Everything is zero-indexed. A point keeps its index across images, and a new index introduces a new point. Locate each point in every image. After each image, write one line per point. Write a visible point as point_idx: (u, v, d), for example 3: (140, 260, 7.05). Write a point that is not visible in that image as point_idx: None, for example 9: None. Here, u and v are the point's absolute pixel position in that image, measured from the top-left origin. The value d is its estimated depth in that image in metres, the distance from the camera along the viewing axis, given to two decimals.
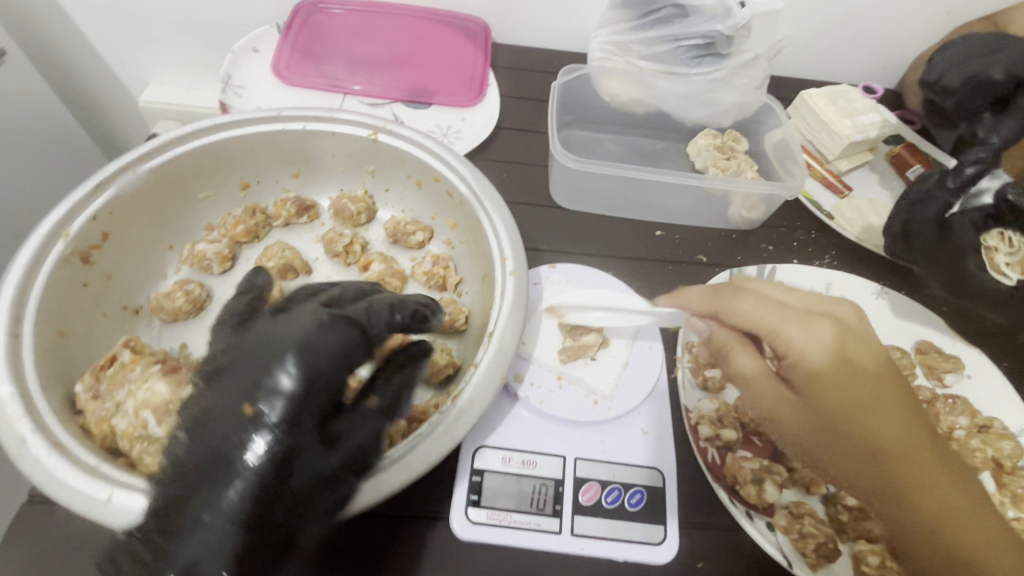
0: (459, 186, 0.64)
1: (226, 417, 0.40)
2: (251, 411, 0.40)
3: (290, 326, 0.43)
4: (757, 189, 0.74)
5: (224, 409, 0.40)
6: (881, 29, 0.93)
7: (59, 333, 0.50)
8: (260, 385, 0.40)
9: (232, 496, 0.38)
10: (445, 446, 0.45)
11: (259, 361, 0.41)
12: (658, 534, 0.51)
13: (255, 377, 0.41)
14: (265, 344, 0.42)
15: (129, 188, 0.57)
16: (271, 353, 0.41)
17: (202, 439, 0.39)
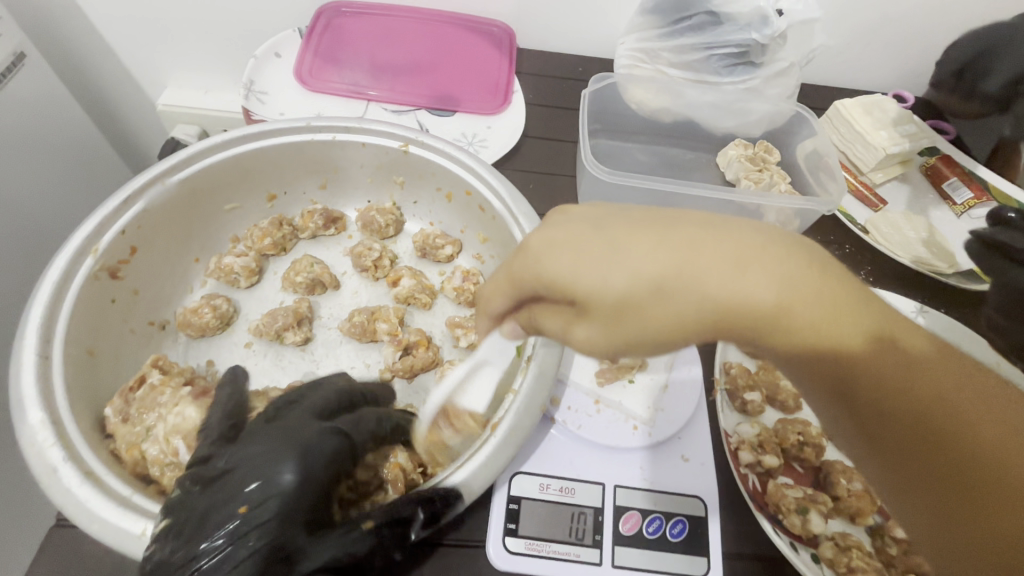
0: (492, 201, 0.62)
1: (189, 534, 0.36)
2: (258, 506, 0.37)
3: (296, 425, 0.43)
4: (793, 204, 0.72)
5: (224, 510, 0.37)
6: (917, 37, 0.91)
7: (87, 353, 0.49)
8: (237, 490, 0.38)
9: None
10: (484, 479, 0.44)
11: (257, 459, 0.40)
12: (702, 567, 0.49)
13: (253, 473, 0.39)
14: (267, 437, 0.42)
15: (158, 201, 0.56)
16: (252, 457, 0.40)
17: (206, 535, 0.36)
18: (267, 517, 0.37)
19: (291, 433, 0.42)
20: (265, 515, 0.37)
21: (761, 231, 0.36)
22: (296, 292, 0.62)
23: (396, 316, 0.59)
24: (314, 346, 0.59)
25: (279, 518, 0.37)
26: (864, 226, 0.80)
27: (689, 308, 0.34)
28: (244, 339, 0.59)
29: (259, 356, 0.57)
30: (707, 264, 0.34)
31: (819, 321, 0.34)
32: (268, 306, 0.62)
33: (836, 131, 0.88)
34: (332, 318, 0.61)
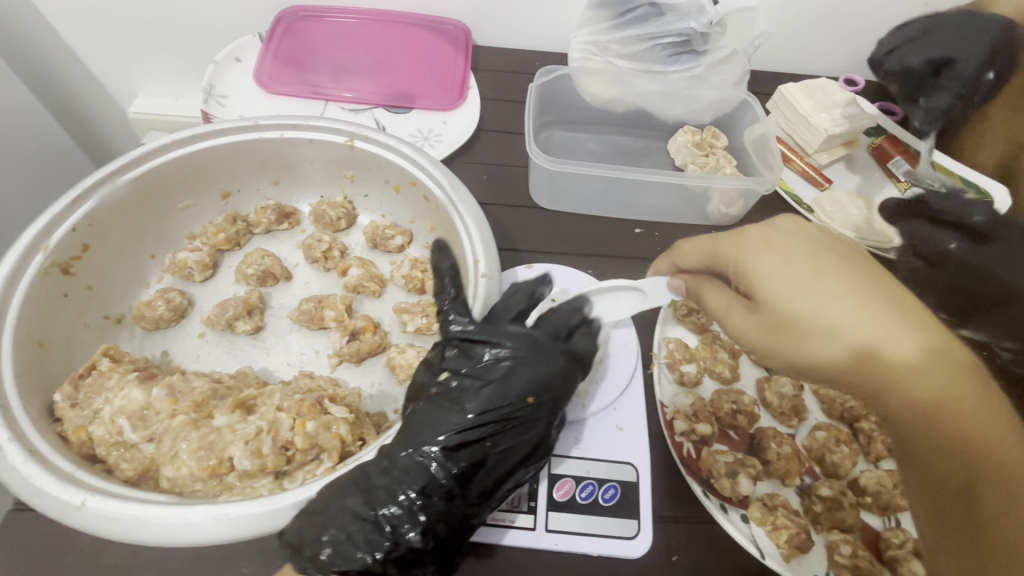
0: (434, 190, 0.64)
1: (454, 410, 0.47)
2: (493, 431, 0.47)
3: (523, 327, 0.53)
4: (734, 184, 0.74)
5: (469, 428, 0.46)
6: (864, 21, 0.93)
7: (39, 343, 0.51)
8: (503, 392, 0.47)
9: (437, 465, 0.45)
10: None
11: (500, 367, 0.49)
12: (631, 529, 0.52)
13: (485, 394, 0.48)
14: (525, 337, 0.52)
15: (108, 200, 0.58)
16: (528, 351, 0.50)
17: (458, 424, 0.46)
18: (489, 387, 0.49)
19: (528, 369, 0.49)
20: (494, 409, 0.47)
21: (877, 301, 0.43)
22: (249, 284, 0.64)
23: (343, 303, 0.62)
24: (265, 335, 0.61)
25: (477, 447, 0.46)
26: (809, 205, 0.83)
27: (859, 333, 0.42)
28: (197, 330, 0.61)
29: (213, 345, 0.60)
30: (797, 288, 0.45)
31: (898, 336, 0.42)
32: (221, 297, 0.64)
33: (782, 115, 0.90)
34: (283, 308, 0.64)
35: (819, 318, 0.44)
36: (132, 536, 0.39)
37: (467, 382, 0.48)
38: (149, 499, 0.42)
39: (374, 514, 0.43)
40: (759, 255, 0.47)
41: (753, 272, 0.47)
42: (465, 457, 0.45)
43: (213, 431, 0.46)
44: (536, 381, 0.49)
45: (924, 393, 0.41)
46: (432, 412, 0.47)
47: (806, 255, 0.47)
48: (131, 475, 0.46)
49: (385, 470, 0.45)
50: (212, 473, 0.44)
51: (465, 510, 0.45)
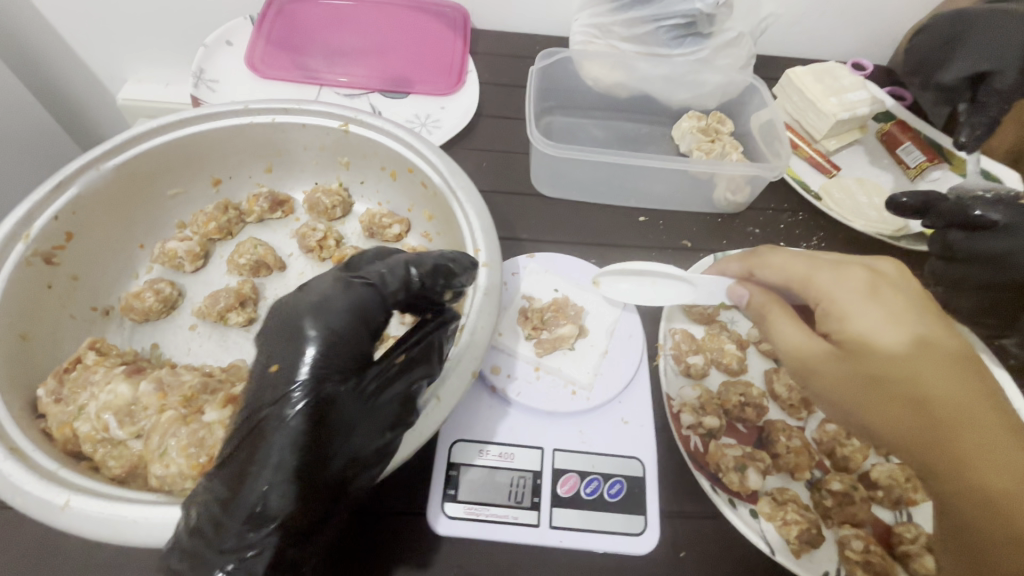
0: (432, 176, 0.62)
1: (265, 409, 0.39)
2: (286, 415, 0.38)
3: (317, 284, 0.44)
4: (742, 171, 0.72)
5: (258, 423, 0.38)
6: (874, 3, 0.90)
7: (21, 337, 0.49)
8: (279, 378, 0.40)
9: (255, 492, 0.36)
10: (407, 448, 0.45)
11: (278, 342, 0.41)
12: (637, 525, 0.50)
13: (285, 378, 0.40)
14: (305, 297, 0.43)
15: (92, 187, 0.56)
16: (308, 307, 0.43)
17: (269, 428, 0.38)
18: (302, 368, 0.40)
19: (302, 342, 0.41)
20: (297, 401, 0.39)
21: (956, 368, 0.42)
22: (241, 274, 0.62)
23: None
24: (259, 327, 0.59)
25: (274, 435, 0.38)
26: (817, 192, 0.81)
27: (935, 389, 0.41)
28: (189, 322, 0.59)
29: (204, 338, 0.58)
30: (882, 329, 0.43)
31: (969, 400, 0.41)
32: (213, 288, 0.62)
33: (789, 100, 0.87)
34: (277, 299, 0.62)
35: (895, 363, 0.42)
36: (118, 538, 0.38)
37: (275, 374, 0.40)
38: (137, 498, 0.40)
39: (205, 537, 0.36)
40: (829, 277, 0.47)
41: (824, 294, 0.47)
42: (282, 441, 0.37)
43: (203, 427, 0.43)
44: (323, 339, 0.41)
45: (982, 458, 0.39)
46: (232, 424, 0.40)
47: (902, 301, 0.45)
48: (118, 473, 0.44)
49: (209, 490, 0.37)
50: (203, 471, 0.42)
51: (296, 513, 0.37)
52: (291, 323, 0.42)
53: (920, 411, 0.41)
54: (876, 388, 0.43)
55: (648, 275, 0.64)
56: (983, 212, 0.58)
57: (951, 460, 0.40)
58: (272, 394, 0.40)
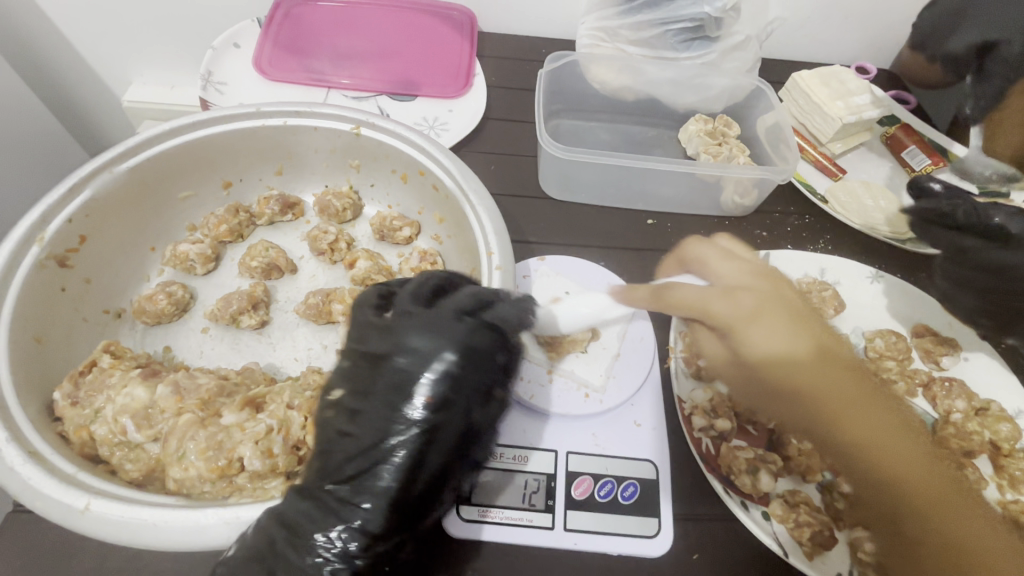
0: (443, 179, 0.62)
1: (376, 425, 0.40)
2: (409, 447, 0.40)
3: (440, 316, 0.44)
4: (750, 174, 0.72)
5: (378, 447, 0.40)
6: (879, 7, 0.91)
7: (36, 340, 0.49)
8: (399, 400, 0.41)
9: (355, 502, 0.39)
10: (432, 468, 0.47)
11: (402, 363, 0.42)
12: (651, 527, 0.50)
13: (397, 402, 0.41)
14: (432, 325, 0.43)
15: (105, 190, 0.56)
16: (426, 338, 0.43)
17: (377, 443, 0.40)
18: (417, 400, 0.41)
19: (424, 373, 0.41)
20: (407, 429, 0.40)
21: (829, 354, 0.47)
22: (253, 277, 0.62)
23: (351, 297, 0.60)
24: (271, 330, 0.59)
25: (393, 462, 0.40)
26: (824, 195, 0.81)
27: (819, 375, 0.46)
28: (201, 324, 0.59)
29: (216, 341, 0.58)
30: (772, 333, 0.47)
31: (839, 376, 0.46)
32: (225, 291, 0.62)
33: (795, 103, 0.88)
34: (289, 302, 0.62)
35: (783, 358, 0.47)
36: (138, 541, 0.38)
37: (386, 391, 0.41)
38: (156, 502, 0.40)
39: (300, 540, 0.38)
40: (721, 306, 0.49)
41: (723, 322, 0.49)
42: (392, 466, 0.39)
43: (221, 430, 0.44)
44: (448, 376, 0.42)
45: (882, 456, 0.44)
46: (342, 439, 0.41)
47: (778, 299, 0.49)
48: (136, 476, 0.44)
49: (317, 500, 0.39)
50: (222, 474, 0.42)
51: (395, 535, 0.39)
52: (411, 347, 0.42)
53: (809, 399, 0.46)
54: (775, 382, 0.47)
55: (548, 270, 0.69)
56: (998, 219, 0.59)
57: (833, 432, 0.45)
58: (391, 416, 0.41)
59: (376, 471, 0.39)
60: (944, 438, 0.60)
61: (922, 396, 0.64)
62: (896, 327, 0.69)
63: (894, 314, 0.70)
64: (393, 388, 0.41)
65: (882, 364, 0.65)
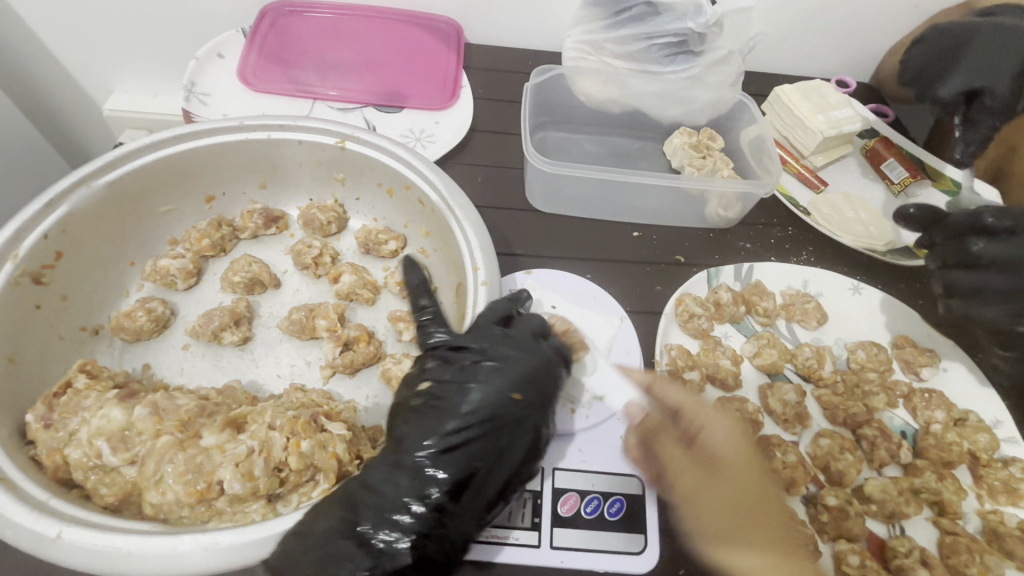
0: (430, 194, 0.62)
1: (439, 422, 0.45)
2: (489, 442, 0.45)
3: (518, 336, 0.51)
4: (734, 188, 0.73)
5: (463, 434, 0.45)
6: (858, 23, 0.93)
7: (8, 360, 0.48)
8: (470, 400, 0.46)
9: (418, 484, 0.42)
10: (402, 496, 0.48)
11: (488, 368, 0.48)
12: (638, 544, 0.50)
13: (467, 406, 0.46)
14: (512, 341, 0.50)
15: (84, 205, 0.55)
16: (509, 349, 0.49)
17: (446, 434, 0.44)
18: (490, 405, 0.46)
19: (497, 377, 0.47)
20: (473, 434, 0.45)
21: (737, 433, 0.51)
22: (235, 292, 0.61)
23: (335, 312, 0.59)
24: (254, 346, 0.59)
25: (473, 447, 0.44)
26: (806, 207, 0.82)
27: (735, 503, 0.47)
28: (181, 341, 0.58)
29: (197, 358, 0.57)
30: (695, 402, 0.52)
31: (752, 489, 0.48)
32: (206, 306, 0.61)
33: (777, 116, 0.89)
34: (272, 317, 0.61)
35: (732, 479, 0.48)
36: (113, 570, 0.37)
37: (447, 387, 0.47)
38: (131, 528, 0.39)
39: (378, 506, 0.41)
40: (718, 428, 0.51)
41: (710, 439, 0.50)
42: (456, 462, 0.43)
43: (200, 453, 0.43)
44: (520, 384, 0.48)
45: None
46: (417, 430, 0.45)
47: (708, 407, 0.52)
48: (111, 501, 0.43)
49: (383, 481, 0.42)
50: (201, 498, 0.42)
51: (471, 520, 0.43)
52: (486, 355, 0.48)
53: (735, 504, 0.47)
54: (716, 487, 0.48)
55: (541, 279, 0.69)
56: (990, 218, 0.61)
57: (740, 536, 0.46)
58: (456, 415, 0.45)
59: (429, 460, 0.43)
60: (924, 448, 0.61)
61: (903, 407, 0.65)
62: (877, 339, 0.70)
63: (875, 326, 0.71)
64: (456, 382, 0.47)
65: (864, 374, 0.65)
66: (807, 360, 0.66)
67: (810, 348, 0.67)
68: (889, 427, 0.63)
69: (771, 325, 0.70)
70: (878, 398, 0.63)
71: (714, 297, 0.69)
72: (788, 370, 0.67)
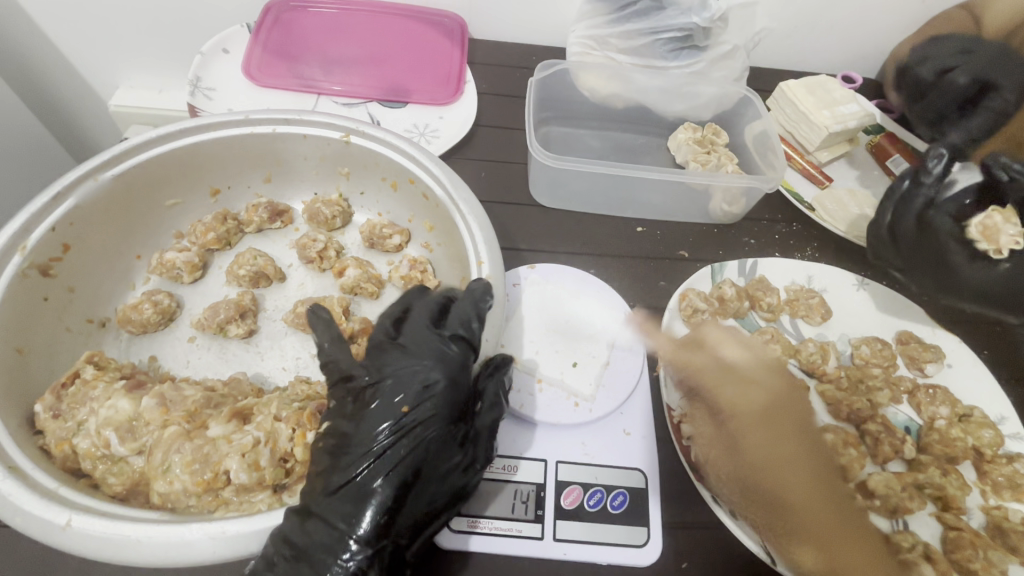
0: (434, 188, 0.62)
1: (356, 436, 0.43)
2: (413, 446, 0.42)
3: (422, 334, 0.48)
4: (739, 182, 0.72)
5: (421, 417, 0.43)
6: (864, 18, 0.92)
7: (17, 351, 0.49)
8: (383, 400, 0.44)
9: (354, 497, 0.40)
10: None
11: (400, 368, 0.46)
12: (641, 537, 0.50)
13: (382, 414, 0.44)
14: (427, 340, 0.48)
15: (91, 197, 0.55)
16: (416, 349, 0.47)
17: (365, 443, 0.42)
18: (410, 408, 0.44)
19: (411, 375, 0.45)
20: (394, 440, 0.42)
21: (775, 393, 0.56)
22: (240, 285, 0.62)
23: (340, 306, 0.59)
24: (259, 339, 0.59)
25: (439, 426, 0.43)
26: (811, 203, 0.82)
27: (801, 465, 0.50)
28: (187, 334, 0.59)
29: (203, 350, 0.57)
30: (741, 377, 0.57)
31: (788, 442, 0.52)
32: (212, 300, 0.62)
33: (783, 111, 0.89)
34: (277, 310, 0.61)
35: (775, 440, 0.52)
36: (120, 558, 0.37)
37: (371, 397, 0.45)
38: (139, 517, 0.40)
39: (346, 509, 0.40)
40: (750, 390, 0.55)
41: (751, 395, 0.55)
42: (382, 476, 0.41)
43: (207, 443, 0.43)
44: (441, 381, 0.45)
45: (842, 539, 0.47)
46: (335, 451, 0.43)
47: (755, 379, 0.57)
48: (119, 489, 0.43)
49: (323, 494, 0.41)
50: (208, 488, 0.42)
51: (405, 527, 0.41)
52: (400, 361, 0.47)
53: (777, 473, 0.50)
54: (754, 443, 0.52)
55: (545, 272, 0.68)
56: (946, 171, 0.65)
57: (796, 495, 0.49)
58: (373, 427, 0.43)
59: (353, 472, 0.41)
60: (928, 444, 0.61)
61: (907, 402, 0.65)
62: (881, 334, 0.70)
63: (879, 321, 0.71)
64: (368, 389, 0.45)
65: (868, 370, 0.65)
66: (811, 355, 0.65)
67: (814, 343, 0.66)
68: (893, 423, 0.63)
69: (775, 321, 0.70)
70: (882, 393, 0.63)
71: (718, 292, 0.69)
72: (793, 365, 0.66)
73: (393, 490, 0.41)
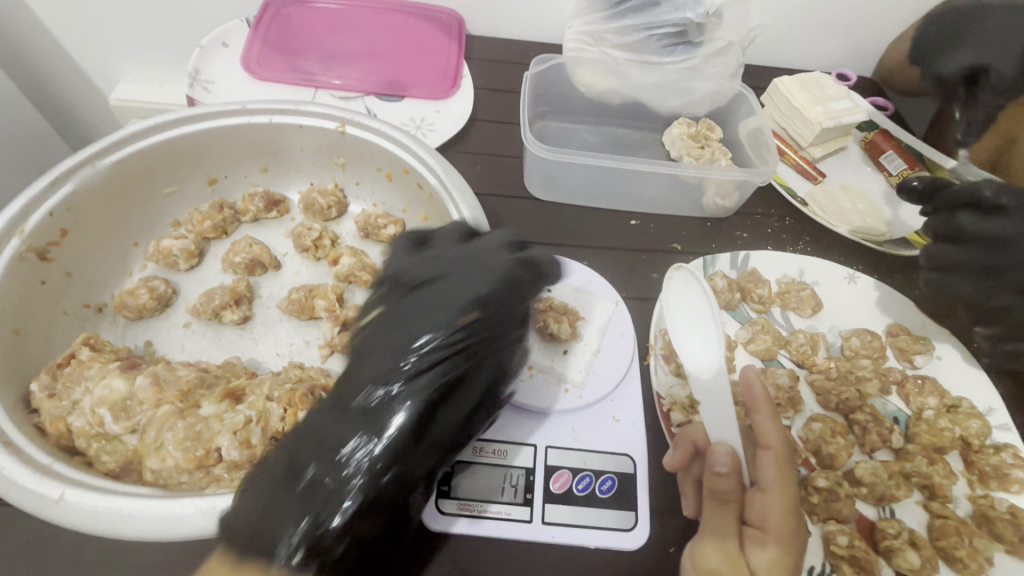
0: (428, 178, 0.63)
1: (389, 352, 0.45)
2: (442, 377, 0.44)
3: (468, 259, 0.50)
4: (732, 175, 0.73)
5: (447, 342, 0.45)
6: (858, 16, 0.93)
7: (14, 332, 0.50)
8: (421, 321, 0.46)
9: (375, 411, 0.42)
10: None
11: (442, 296, 0.48)
12: (629, 521, 0.51)
13: (416, 338, 0.45)
14: (468, 272, 0.49)
15: (89, 183, 0.56)
16: (457, 280, 0.48)
17: (398, 359, 0.45)
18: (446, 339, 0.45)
19: (453, 301, 0.47)
20: (423, 366, 0.44)
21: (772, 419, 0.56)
22: (236, 273, 0.62)
23: (334, 293, 0.60)
24: (254, 325, 0.60)
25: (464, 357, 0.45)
26: (803, 198, 0.82)
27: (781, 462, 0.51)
28: (183, 319, 0.59)
29: (199, 336, 0.58)
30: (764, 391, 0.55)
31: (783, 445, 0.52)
32: (207, 287, 0.62)
33: (777, 107, 0.89)
34: (272, 298, 0.62)
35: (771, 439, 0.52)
36: (112, 531, 0.38)
37: (409, 317, 0.47)
38: (132, 492, 0.40)
39: (365, 424, 0.42)
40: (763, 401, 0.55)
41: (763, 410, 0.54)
42: (406, 399, 0.43)
43: (200, 421, 0.44)
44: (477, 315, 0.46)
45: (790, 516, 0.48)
46: (367, 365, 0.45)
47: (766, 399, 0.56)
48: (112, 467, 0.44)
49: (346, 410, 0.43)
50: (200, 464, 0.43)
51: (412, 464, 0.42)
52: (440, 289, 0.48)
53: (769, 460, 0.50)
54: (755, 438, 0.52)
55: None
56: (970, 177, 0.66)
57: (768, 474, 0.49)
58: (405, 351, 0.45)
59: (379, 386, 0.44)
60: (916, 434, 0.61)
61: (897, 393, 0.66)
62: (872, 327, 0.71)
63: (870, 314, 0.71)
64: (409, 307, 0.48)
65: (858, 361, 0.66)
66: (801, 346, 0.66)
67: (805, 335, 0.67)
68: (881, 413, 0.64)
69: (766, 312, 0.71)
70: (872, 384, 0.64)
71: (710, 284, 0.69)
72: (784, 357, 0.67)
73: (414, 412, 0.43)
